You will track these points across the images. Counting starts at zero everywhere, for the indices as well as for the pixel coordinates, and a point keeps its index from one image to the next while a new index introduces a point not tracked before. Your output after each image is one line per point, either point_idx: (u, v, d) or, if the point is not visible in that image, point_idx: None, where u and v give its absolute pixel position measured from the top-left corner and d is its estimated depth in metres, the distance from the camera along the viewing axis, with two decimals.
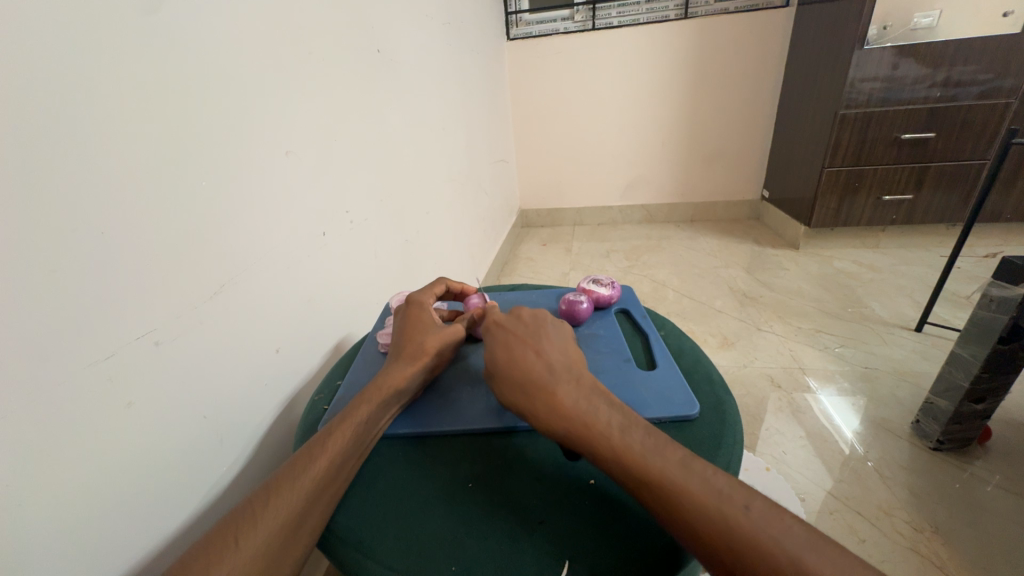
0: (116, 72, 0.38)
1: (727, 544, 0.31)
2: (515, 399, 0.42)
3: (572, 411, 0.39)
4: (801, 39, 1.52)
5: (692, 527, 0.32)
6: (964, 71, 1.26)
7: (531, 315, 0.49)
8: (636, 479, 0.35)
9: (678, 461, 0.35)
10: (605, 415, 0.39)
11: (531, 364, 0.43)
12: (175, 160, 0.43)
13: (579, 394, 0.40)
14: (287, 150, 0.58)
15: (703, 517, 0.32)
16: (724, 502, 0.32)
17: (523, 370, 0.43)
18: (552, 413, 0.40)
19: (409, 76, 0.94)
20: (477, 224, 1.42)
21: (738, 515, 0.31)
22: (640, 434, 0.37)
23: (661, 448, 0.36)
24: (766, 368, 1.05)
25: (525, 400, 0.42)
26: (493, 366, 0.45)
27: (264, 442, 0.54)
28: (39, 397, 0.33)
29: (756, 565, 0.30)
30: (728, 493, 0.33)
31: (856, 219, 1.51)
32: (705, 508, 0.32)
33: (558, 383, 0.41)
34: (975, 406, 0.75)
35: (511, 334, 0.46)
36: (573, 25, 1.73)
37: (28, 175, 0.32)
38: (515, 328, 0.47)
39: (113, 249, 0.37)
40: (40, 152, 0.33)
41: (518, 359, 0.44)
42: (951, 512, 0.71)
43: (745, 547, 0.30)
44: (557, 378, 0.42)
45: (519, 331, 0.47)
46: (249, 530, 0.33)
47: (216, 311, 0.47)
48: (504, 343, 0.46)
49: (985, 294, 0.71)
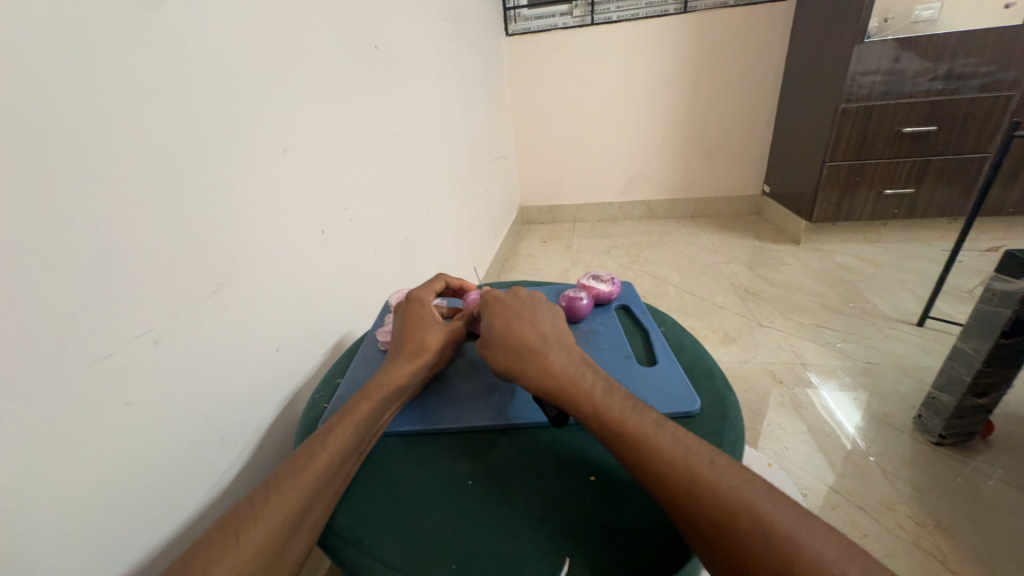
0: (113, 71, 0.37)
1: (685, 488, 0.32)
2: (504, 361, 0.43)
3: (560, 373, 0.40)
4: (802, 32, 1.51)
5: (655, 472, 0.33)
6: (966, 64, 1.25)
7: (529, 295, 0.49)
8: (610, 430, 0.36)
9: (652, 420, 0.36)
10: (591, 379, 0.40)
11: (524, 332, 0.44)
12: (172, 159, 0.42)
13: (568, 359, 0.42)
14: (284, 148, 0.58)
15: (667, 465, 0.33)
16: (699, 461, 0.33)
17: (515, 336, 0.44)
18: (541, 374, 0.41)
19: (406, 72, 0.93)
20: (477, 221, 1.42)
21: (701, 466, 0.33)
22: (622, 398, 0.38)
23: (642, 413, 0.37)
24: (768, 364, 1.05)
25: (512, 360, 0.43)
26: (485, 334, 0.46)
27: (265, 441, 0.54)
28: (39, 399, 0.32)
29: (724, 521, 0.30)
30: (695, 449, 0.34)
31: (858, 213, 1.51)
32: (674, 461, 0.33)
33: (549, 349, 0.43)
34: (978, 401, 0.75)
35: (507, 307, 0.47)
36: (572, 20, 1.71)
37: (26, 176, 0.32)
38: (511, 303, 0.48)
39: (111, 249, 0.37)
40: (38, 153, 0.32)
41: (511, 325, 0.45)
42: (953, 507, 0.71)
43: (703, 492, 0.31)
44: (549, 345, 0.43)
45: (515, 305, 0.47)
46: (249, 526, 0.33)
47: (215, 311, 0.47)
48: (497, 311, 0.47)
49: (987, 288, 0.71)
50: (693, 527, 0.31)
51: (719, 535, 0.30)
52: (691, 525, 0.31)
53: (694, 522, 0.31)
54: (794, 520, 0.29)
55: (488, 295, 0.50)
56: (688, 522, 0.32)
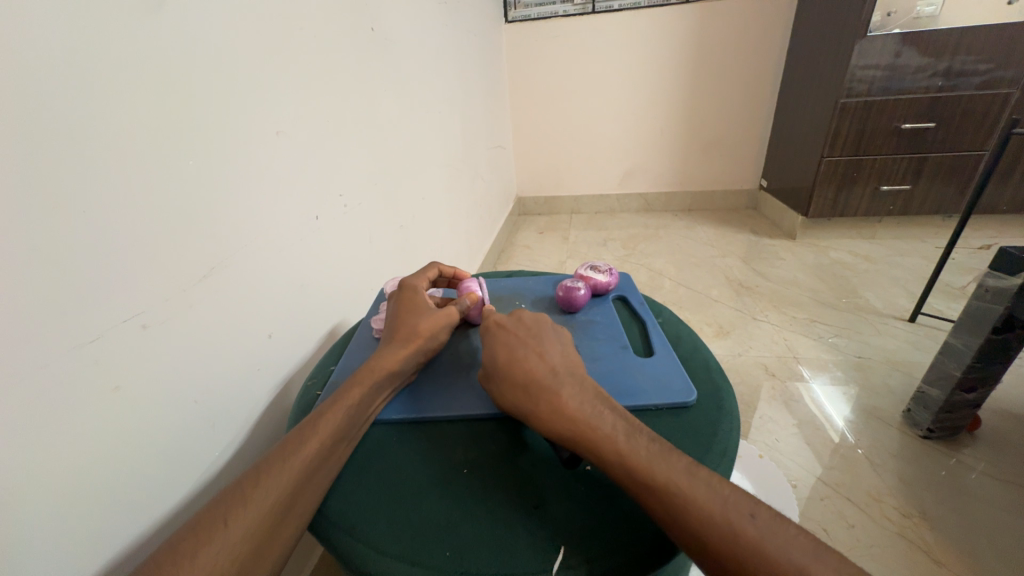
0: (102, 46, 0.36)
1: (730, 547, 0.31)
2: (516, 399, 0.42)
3: (576, 415, 0.39)
4: (803, 25, 1.50)
5: (693, 530, 0.32)
6: (966, 61, 1.25)
7: (531, 317, 0.48)
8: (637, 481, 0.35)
9: (684, 468, 0.35)
10: (610, 421, 0.38)
11: (534, 367, 0.42)
12: (162, 139, 0.41)
13: (581, 396, 0.40)
14: (277, 131, 0.56)
15: (703, 519, 0.32)
16: (741, 516, 0.32)
17: (524, 372, 0.42)
18: (557, 418, 0.39)
19: (403, 55, 0.91)
20: (473, 211, 1.41)
21: (744, 523, 0.32)
22: (645, 442, 0.37)
23: (667, 457, 0.35)
24: (761, 358, 1.05)
25: (524, 399, 0.41)
26: (490, 365, 0.44)
27: (257, 427, 0.54)
28: (26, 382, 0.32)
29: None
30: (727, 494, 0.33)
31: (854, 209, 1.51)
32: (714, 518, 0.32)
33: (562, 385, 0.41)
34: (966, 396, 0.76)
35: (511, 334, 0.46)
36: (572, 8, 1.68)
37: (12, 154, 0.30)
38: (516, 329, 0.47)
39: (99, 230, 0.36)
40: (25, 131, 0.31)
41: (520, 359, 0.43)
42: (938, 499, 0.72)
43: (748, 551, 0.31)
44: (561, 381, 0.41)
45: (520, 332, 0.46)
46: (238, 510, 0.33)
47: (206, 296, 0.46)
48: (500, 340, 0.46)
49: (980, 285, 0.72)
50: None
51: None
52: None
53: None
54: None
55: (488, 321, 0.48)
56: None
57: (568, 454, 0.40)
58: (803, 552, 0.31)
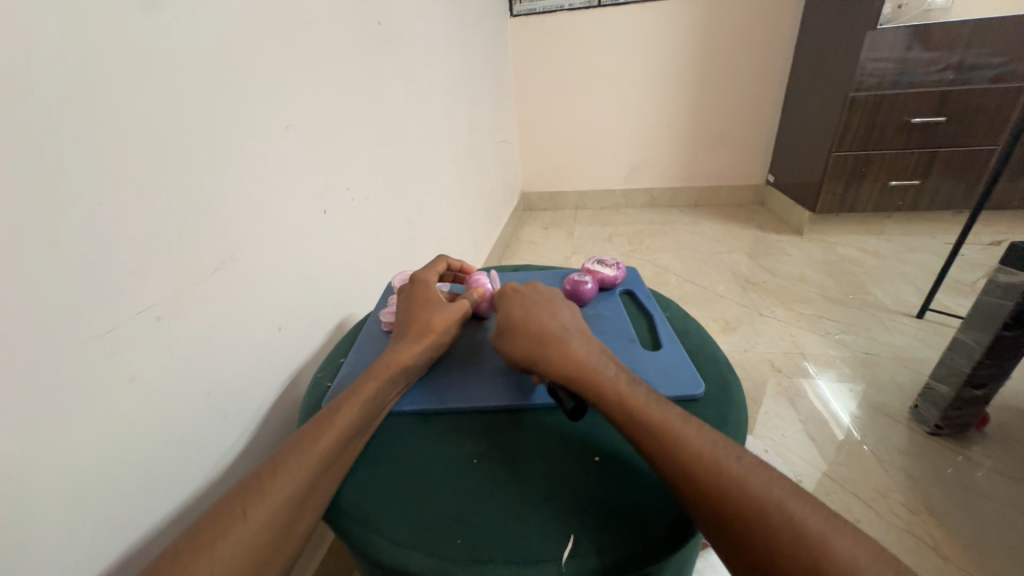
0: (109, 42, 0.36)
1: (715, 483, 0.32)
2: (523, 347, 0.43)
3: (583, 361, 0.40)
4: (813, 18, 1.48)
5: (681, 464, 0.33)
6: (979, 54, 1.23)
7: (545, 289, 0.50)
8: (637, 424, 0.35)
9: (681, 418, 0.36)
10: (614, 371, 0.39)
11: (547, 322, 0.44)
12: (173, 133, 0.42)
13: (588, 349, 0.42)
14: (286, 125, 0.57)
15: (696, 460, 0.33)
16: (727, 456, 0.33)
17: (539, 326, 0.43)
18: (564, 362, 0.40)
19: (409, 49, 0.91)
20: (478, 206, 1.40)
21: (729, 461, 0.33)
22: (645, 391, 0.38)
23: (664, 407, 0.37)
24: (767, 353, 1.05)
25: (535, 346, 0.42)
26: (505, 324, 0.45)
27: (268, 419, 0.54)
28: (39, 377, 0.32)
29: (754, 515, 0.30)
30: (722, 444, 0.34)
31: (862, 205, 1.50)
32: (701, 455, 0.33)
33: (571, 337, 0.42)
34: (975, 392, 0.75)
35: (528, 297, 0.48)
36: (579, 2, 1.67)
37: (17, 149, 0.30)
38: (532, 294, 0.48)
39: (114, 224, 0.37)
40: (28, 128, 0.31)
41: (533, 314, 0.45)
42: (946, 496, 0.72)
43: (733, 486, 0.31)
44: (570, 334, 0.43)
45: (536, 296, 0.48)
46: (257, 500, 0.33)
47: (218, 289, 0.47)
48: (517, 303, 0.47)
49: (992, 280, 0.71)
50: (731, 536, 0.30)
51: (758, 547, 0.30)
52: (727, 537, 0.31)
53: (731, 532, 0.30)
54: (805, 509, 0.30)
55: (506, 288, 0.50)
56: (722, 528, 0.31)
57: (572, 405, 0.38)
58: (785, 491, 0.31)
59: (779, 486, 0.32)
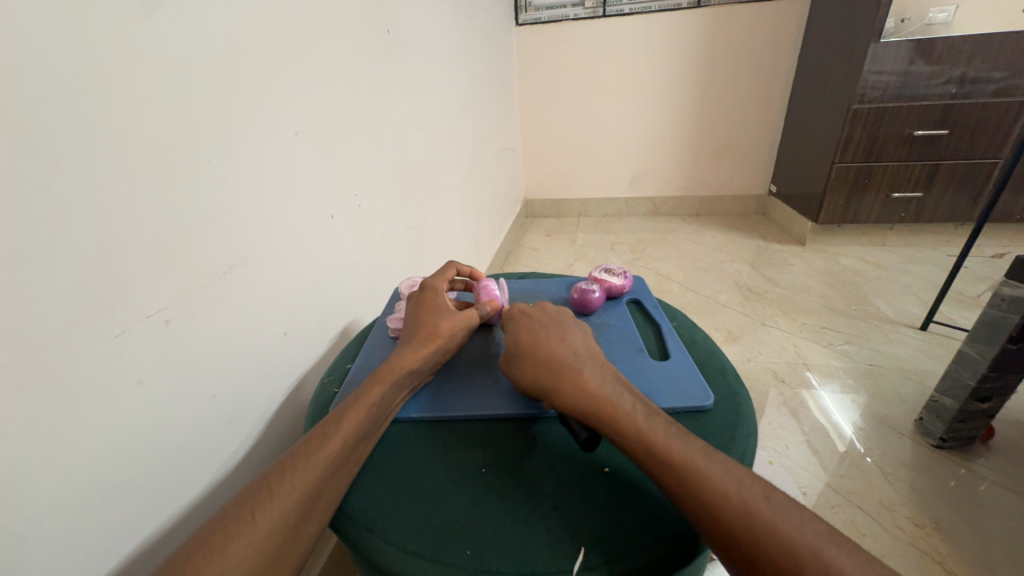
0: (122, 46, 0.36)
1: (744, 528, 0.31)
2: (537, 378, 0.42)
3: (597, 391, 0.39)
4: (815, 30, 1.49)
5: (709, 508, 0.32)
6: (980, 68, 1.24)
7: (555, 308, 0.50)
8: (657, 462, 0.35)
9: (699, 449, 0.35)
10: (629, 402, 0.39)
11: (557, 349, 0.43)
12: (184, 138, 0.42)
13: (602, 376, 0.41)
14: (296, 130, 0.57)
15: (724, 502, 0.32)
16: (755, 497, 0.33)
17: (549, 352, 0.43)
18: (579, 393, 0.39)
19: (417, 57, 0.92)
20: (482, 211, 1.41)
21: (758, 503, 0.32)
22: (664, 424, 0.37)
23: (683, 439, 0.36)
24: (770, 363, 1.05)
25: (547, 376, 0.42)
26: (512, 348, 0.45)
27: (272, 424, 0.54)
28: (33, 386, 0.31)
29: (786, 562, 0.30)
30: (748, 482, 0.34)
31: (865, 216, 1.50)
32: (728, 497, 0.33)
33: (584, 364, 0.42)
34: (980, 405, 0.75)
35: (534, 321, 0.47)
36: (583, 12, 1.69)
37: (15, 151, 0.30)
38: (539, 316, 0.48)
39: (123, 227, 0.37)
40: (32, 126, 0.31)
41: (542, 340, 0.44)
42: (951, 509, 0.72)
43: (763, 530, 0.31)
44: (583, 361, 0.42)
45: (543, 319, 0.47)
46: (264, 506, 0.33)
47: (226, 293, 0.47)
48: (522, 326, 0.47)
49: (996, 293, 0.71)
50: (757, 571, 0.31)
51: None
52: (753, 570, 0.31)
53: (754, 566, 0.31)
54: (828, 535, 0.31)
55: (513, 309, 0.49)
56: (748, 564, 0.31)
57: (584, 434, 0.38)
58: (817, 535, 0.31)
59: (794, 516, 0.32)
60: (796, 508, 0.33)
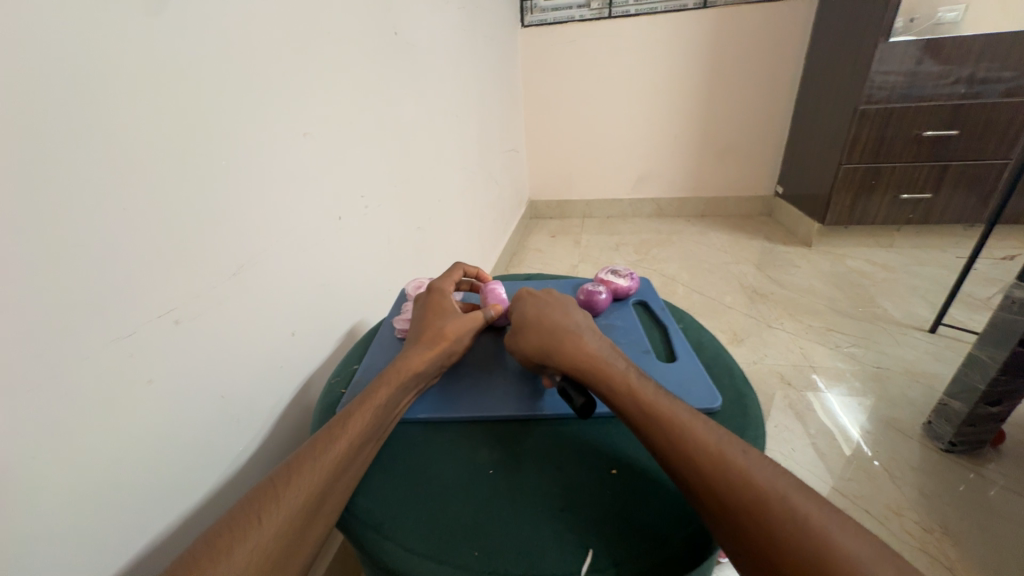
0: (132, 50, 0.37)
1: (719, 475, 0.32)
2: (533, 340, 0.44)
3: (594, 355, 0.40)
4: (823, 31, 1.48)
5: (684, 456, 0.33)
6: (990, 68, 1.23)
7: (562, 294, 0.50)
8: (642, 416, 0.36)
9: (685, 408, 0.36)
10: (625, 366, 0.40)
11: (558, 318, 0.45)
12: (194, 140, 0.42)
13: (601, 345, 0.42)
14: (305, 132, 0.58)
15: (701, 453, 0.33)
16: (733, 450, 0.33)
17: (548, 319, 0.45)
18: (575, 355, 0.41)
19: (423, 58, 0.92)
20: (487, 212, 1.41)
21: (734, 453, 0.33)
22: (654, 386, 0.38)
23: (669, 399, 0.37)
24: (776, 366, 1.04)
25: (544, 340, 0.43)
26: (516, 321, 0.46)
27: (279, 425, 0.54)
28: (38, 387, 0.31)
29: (757, 508, 0.30)
30: (727, 438, 0.34)
31: (872, 217, 1.49)
32: (704, 446, 0.33)
33: (584, 333, 0.43)
34: (990, 409, 0.75)
35: (539, 298, 0.49)
36: (589, 13, 1.69)
37: (25, 152, 0.30)
38: (542, 295, 0.49)
39: (133, 227, 0.37)
40: (44, 128, 0.31)
41: (542, 311, 0.46)
42: (961, 514, 0.71)
43: (733, 476, 0.32)
44: (583, 331, 0.44)
45: (546, 297, 0.49)
46: (271, 507, 0.33)
47: (235, 292, 0.47)
48: (527, 302, 0.48)
49: (1008, 295, 0.70)
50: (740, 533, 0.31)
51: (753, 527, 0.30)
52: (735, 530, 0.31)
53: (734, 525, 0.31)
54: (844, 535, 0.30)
55: (521, 291, 0.51)
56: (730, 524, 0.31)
57: (580, 401, 0.38)
58: (790, 485, 0.31)
59: (771, 469, 0.32)
60: (776, 466, 0.33)
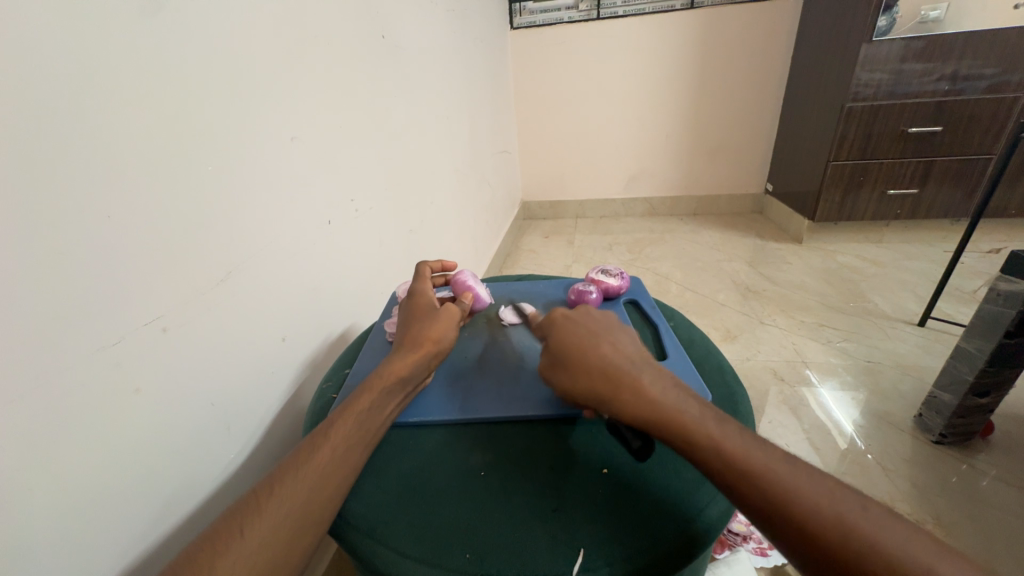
0: (116, 57, 0.36)
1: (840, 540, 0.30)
2: (591, 386, 0.39)
3: (661, 399, 0.37)
4: (809, 30, 1.50)
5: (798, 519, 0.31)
6: (972, 64, 1.25)
7: (599, 311, 0.46)
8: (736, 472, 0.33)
9: (778, 455, 0.34)
10: (695, 409, 0.37)
11: (612, 356, 0.40)
12: (180, 146, 0.42)
13: (660, 380, 0.39)
14: (292, 137, 0.57)
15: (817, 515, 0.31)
16: (851, 508, 0.31)
17: (601, 357, 0.40)
18: (641, 403, 0.37)
19: (411, 60, 0.92)
20: (479, 214, 1.40)
21: (854, 513, 0.31)
22: (737, 430, 0.36)
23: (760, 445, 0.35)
24: (769, 362, 1.05)
25: (603, 386, 0.39)
26: (561, 359, 0.41)
27: (270, 431, 0.54)
28: (23, 400, 0.31)
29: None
30: (839, 492, 0.32)
31: (861, 213, 1.51)
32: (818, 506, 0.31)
33: (641, 370, 0.39)
34: (979, 401, 0.75)
35: (581, 325, 0.43)
36: (578, 15, 1.70)
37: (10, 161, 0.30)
38: (584, 318, 0.44)
39: (119, 236, 0.37)
40: (28, 138, 0.31)
41: (592, 346, 0.41)
42: (953, 506, 0.71)
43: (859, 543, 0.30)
44: (640, 366, 0.40)
45: (589, 323, 0.44)
46: (254, 519, 0.33)
47: (224, 299, 0.47)
48: (569, 331, 0.43)
49: (993, 288, 0.71)
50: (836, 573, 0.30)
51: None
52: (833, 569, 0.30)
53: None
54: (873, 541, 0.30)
55: (555, 312, 0.45)
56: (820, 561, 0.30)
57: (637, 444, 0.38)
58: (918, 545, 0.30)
59: (896, 529, 0.31)
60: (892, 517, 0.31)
